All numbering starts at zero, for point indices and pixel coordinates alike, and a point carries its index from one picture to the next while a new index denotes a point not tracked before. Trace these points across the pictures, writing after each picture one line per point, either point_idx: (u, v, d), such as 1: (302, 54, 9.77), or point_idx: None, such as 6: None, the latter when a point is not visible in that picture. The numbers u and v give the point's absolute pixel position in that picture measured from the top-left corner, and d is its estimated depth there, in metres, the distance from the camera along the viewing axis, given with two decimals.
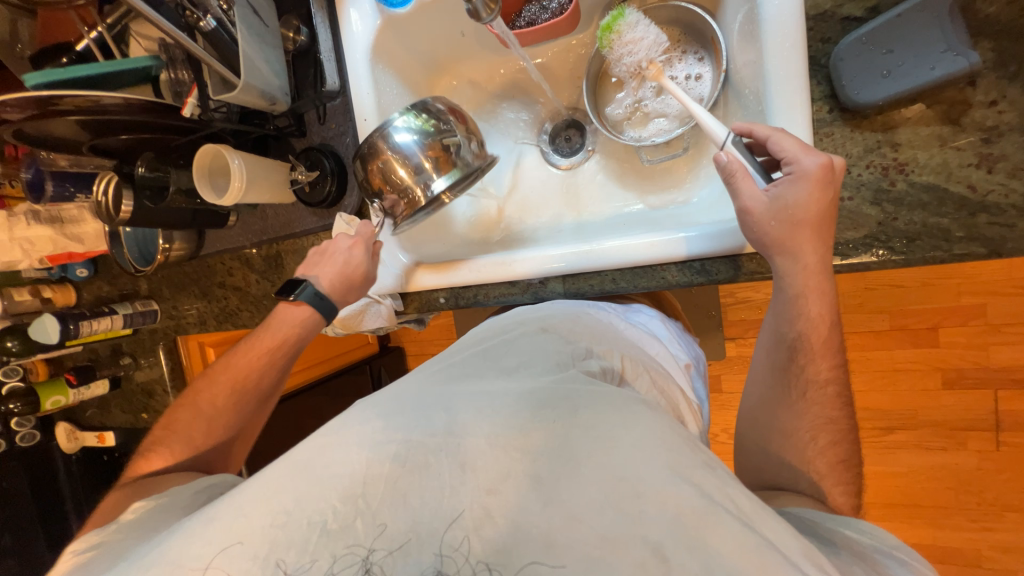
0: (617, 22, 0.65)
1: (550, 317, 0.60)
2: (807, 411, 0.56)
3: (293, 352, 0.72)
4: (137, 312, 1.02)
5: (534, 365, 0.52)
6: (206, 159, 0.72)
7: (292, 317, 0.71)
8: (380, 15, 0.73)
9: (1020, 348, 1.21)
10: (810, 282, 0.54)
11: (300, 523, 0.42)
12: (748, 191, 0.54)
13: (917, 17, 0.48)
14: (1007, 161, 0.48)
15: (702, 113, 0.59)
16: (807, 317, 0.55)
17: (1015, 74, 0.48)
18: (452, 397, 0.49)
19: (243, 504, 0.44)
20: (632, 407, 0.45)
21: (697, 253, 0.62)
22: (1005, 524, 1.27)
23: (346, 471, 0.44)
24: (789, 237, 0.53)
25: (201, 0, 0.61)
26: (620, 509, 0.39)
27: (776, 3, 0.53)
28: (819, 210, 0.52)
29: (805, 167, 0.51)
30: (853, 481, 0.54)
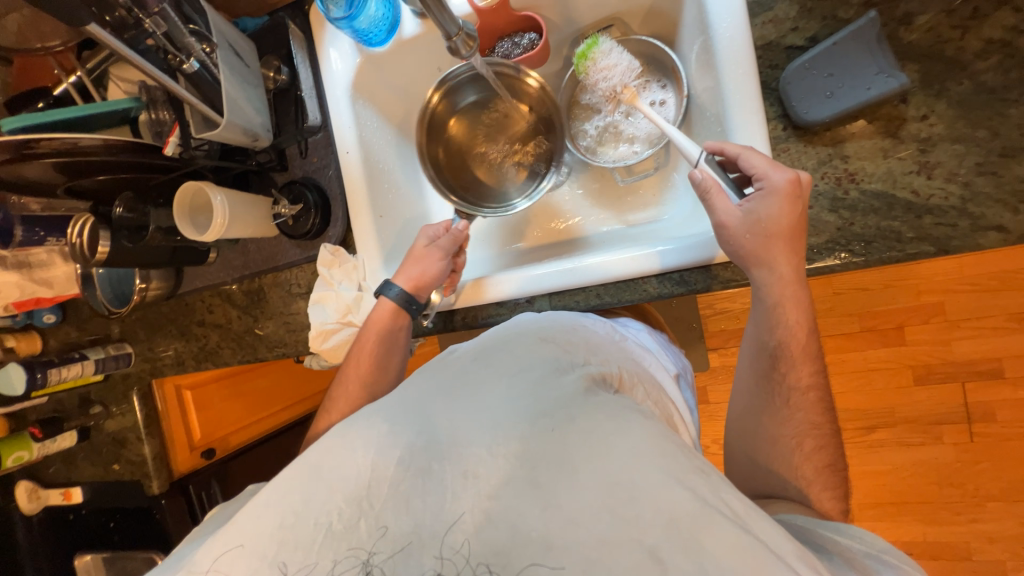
0: (593, 50, 0.71)
1: (547, 326, 0.59)
2: (792, 418, 0.59)
3: (395, 353, 0.73)
4: (110, 356, 0.98)
5: (534, 368, 0.52)
6: (187, 196, 0.73)
7: (385, 323, 0.73)
8: (359, 54, 0.76)
9: (979, 342, 1.28)
10: (787, 292, 0.56)
11: (309, 524, 0.44)
12: (723, 207, 0.57)
13: (850, 44, 0.54)
14: (942, 168, 0.53)
15: (675, 132, 0.62)
16: (785, 326, 0.57)
17: (939, 92, 0.53)
18: (452, 407, 0.49)
19: (255, 507, 0.46)
20: (629, 415, 0.46)
21: (670, 266, 0.65)
22: (988, 514, 1.31)
23: (352, 474, 0.46)
24: (763, 249, 0.55)
25: (184, 43, 0.60)
26: (617, 514, 0.40)
27: (728, 36, 0.59)
28: (792, 223, 0.54)
29: (776, 182, 0.54)
30: (842, 484, 0.57)
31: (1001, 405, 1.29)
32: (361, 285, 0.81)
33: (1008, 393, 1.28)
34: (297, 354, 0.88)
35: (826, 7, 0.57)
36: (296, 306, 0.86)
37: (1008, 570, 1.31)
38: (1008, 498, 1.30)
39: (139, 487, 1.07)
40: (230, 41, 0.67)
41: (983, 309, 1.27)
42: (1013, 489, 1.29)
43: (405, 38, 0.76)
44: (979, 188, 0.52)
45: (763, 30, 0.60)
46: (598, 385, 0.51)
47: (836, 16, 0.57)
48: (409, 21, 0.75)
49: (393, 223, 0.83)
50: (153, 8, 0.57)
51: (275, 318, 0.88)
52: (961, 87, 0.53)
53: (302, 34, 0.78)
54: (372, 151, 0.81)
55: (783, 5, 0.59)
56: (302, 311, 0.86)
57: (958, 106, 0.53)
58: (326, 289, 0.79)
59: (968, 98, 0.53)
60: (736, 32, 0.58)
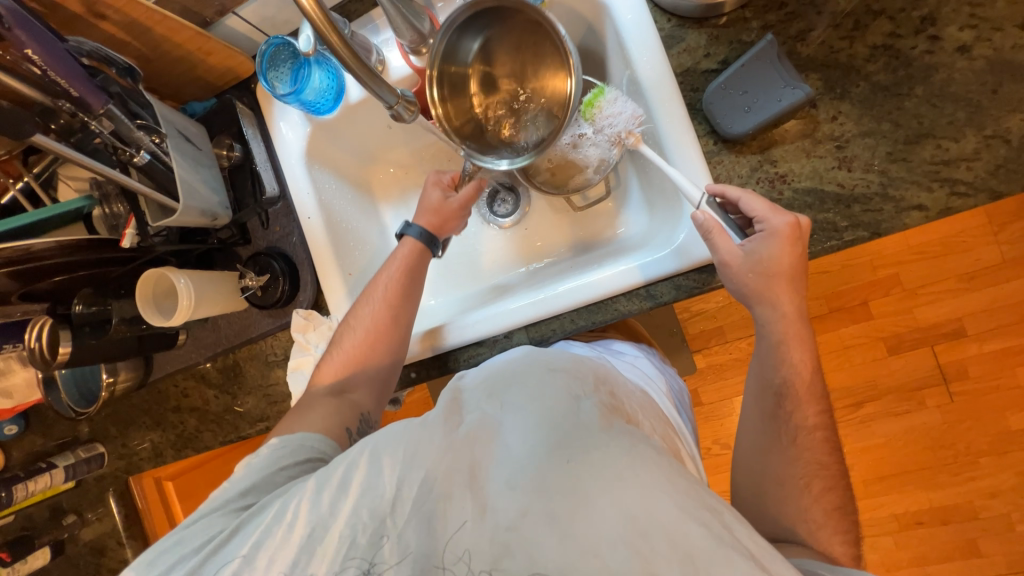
0: (598, 99, 0.66)
1: (553, 358, 0.56)
2: (800, 457, 0.61)
3: (418, 286, 0.75)
4: (81, 460, 0.93)
5: (551, 394, 0.50)
6: (149, 285, 0.71)
7: (410, 258, 0.75)
8: (309, 123, 0.79)
9: (937, 305, 1.35)
10: (790, 330, 0.60)
11: (334, 539, 0.49)
12: (725, 246, 0.59)
13: (756, 64, 0.59)
14: (859, 160, 0.59)
15: (643, 149, 0.63)
16: (791, 364, 0.60)
17: (842, 94, 0.59)
18: (471, 444, 0.48)
19: (284, 509, 0.51)
20: (640, 447, 0.45)
21: (651, 276, 0.67)
22: (983, 470, 1.35)
23: (375, 489, 0.49)
24: (766, 288, 0.58)
25: (132, 138, 0.61)
26: (633, 548, 0.40)
27: (649, 68, 0.64)
28: (792, 262, 0.58)
29: (776, 225, 0.57)
30: (851, 529, 0.59)
31: (971, 362, 1.35)
32: None
33: (974, 349, 1.35)
34: (281, 425, 0.86)
35: (731, 33, 0.63)
36: (275, 376, 0.85)
37: (1015, 523, 1.34)
38: (998, 451, 1.34)
39: None
40: (179, 128, 0.68)
41: (933, 274, 1.35)
42: (1000, 441, 1.34)
43: (353, 103, 0.78)
44: (895, 174, 0.58)
45: (680, 59, 0.65)
46: (611, 415, 0.51)
47: (741, 40, 0.63)
48: (353, 86, 0.77)
49: (363, 279, 0.84)
50: (98, 109, 0.57)
51: (254, 392, 0.86)
52: (860, 88, 0.59)
53: (251, 112, 0.80)
54: (334, 212, 0.82)
55: (693, 36, 0.65)
56: (282, 380, 0.84)
57: (860, 105, 0.58)
58: (303, 355, 0.79)
59: (868, 97, 0.58)
60: (655, 64, 0.64)
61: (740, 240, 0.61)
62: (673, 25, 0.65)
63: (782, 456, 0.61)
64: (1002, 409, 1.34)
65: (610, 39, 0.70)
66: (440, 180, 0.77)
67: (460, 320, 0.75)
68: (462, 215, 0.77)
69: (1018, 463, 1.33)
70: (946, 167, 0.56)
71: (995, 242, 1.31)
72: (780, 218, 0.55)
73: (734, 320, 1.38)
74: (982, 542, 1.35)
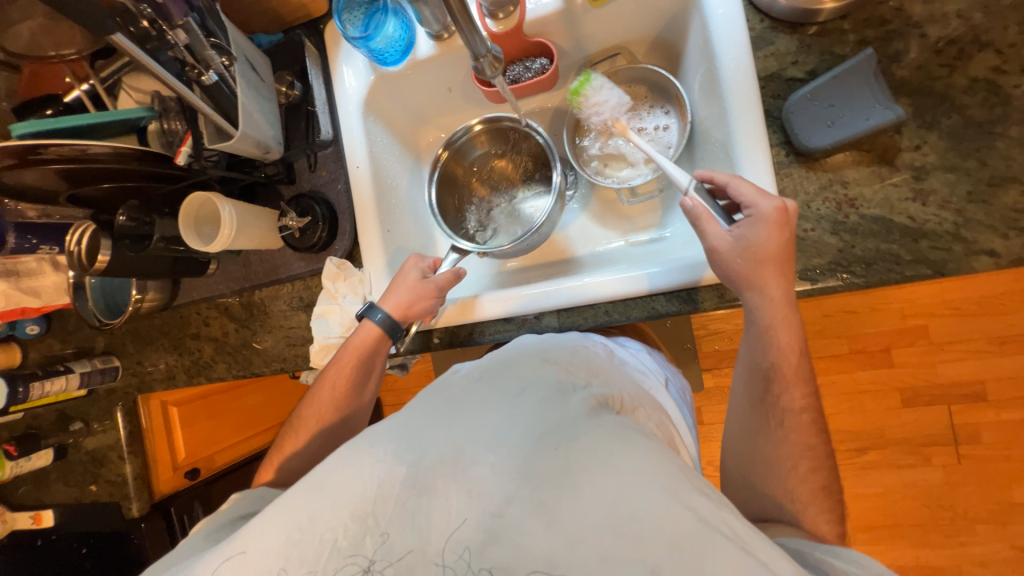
0: (585, 87, 0.72)
1: (549, 348, 0.60)
2: (786, 438, 0.59)
3: (370, 372, 0.74)
4: (96, 369, 0.95)
5: (540, 390, 0.52)
6: (194, 206, 0.72)
7: (364, 344, 0.73)
8: (372, 72, 0.77)
9: (962, 364, 1.32)
10: (778, 316, 0.58)
11: (315, 540, 0.45)
12: (713, 232, 0.59)
13: (849, 77, 0.57)
14: (936, 195, 0.56)
15: (667, 163, 0.64)
16: (778, 348, 0.59)
17: (931, 124, 0.57)
18: (456, 427, 0.49)
19: (261, 521, 0.47)
20: (629, 433, 0.46)
21: (654, 288, 0.67)
22: (978, 537, 1.32)
23: (357, 488, 0.46)
24: (752, 273, 0.57)
25: (204, 56, 0.61)
26: (620, 533, 0.40)
27: (734, 67, 0.62)
28: (781, 248, 0.56)
29: (763, 210, 0.56)
30: (836, 508, 0.58)
31: (986, 427, 1.32)
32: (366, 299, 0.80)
33: (992, 415, 1.31)
34: (295, 368, 0.86)
35: (824, 44, 0.61)
36: (296, 320, 0.85)
37: None
38: (997, 520, 1.31)
39: (116, 510, 1.01)
40: (248, 57, 0.69)
41: (965, 332, 1.31)
42: (1001, 512, 1.31)
43: (421, 59, 0.77)
44: (971, 215, 0.55)
45: (765, 63, 0.63)
46: (601, 407, 0.52)
47: (833, 52, 0.61)
48: (423, 41, 0.76)
49: (399, 238, 0.83)
50: (177, 20, 0.58)
51: (274, 332, 0.86)
52: (951, 120, 0.56)
53: (317, 52, 0.79)
54: (382, 167, 0.82)
55: (784, 40, 0.63)
56: (304, 324, 0.84)
57: (948, 138, 0.56)
58: (329, 303, 0.79)
59: (957, 131, 0.56)
60: (741, 63, 0.62)
61: (728, 227, 0.60)
62: (765, 26, 0.63)
63: (800, 483, 0.60)
64: (1010, 479, 1.31)
65: (693, 28, 0.69)
66: (420, 259, 0.76)
67: (488, 295, 0.74)
68: (436, 295, 0.73)
69: (1017, 536, 1.30)
70: None
71: None
72: (765, 202, 0.55)
73: None
74: None
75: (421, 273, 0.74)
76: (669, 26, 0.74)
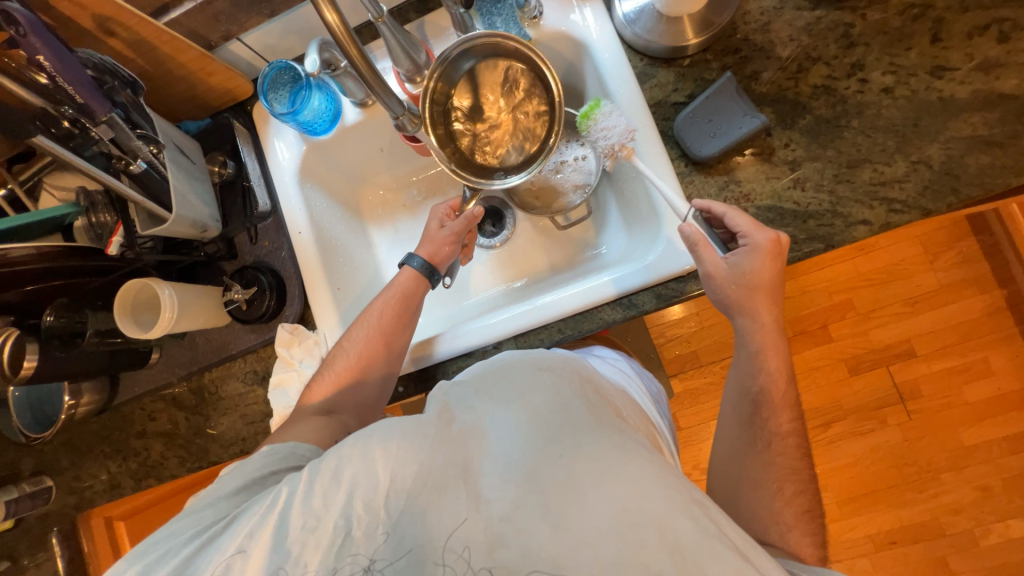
0: (594, 112, 0.70)
1: (545, 358, 0.56)
2: (773, 461, 0.64)
3: (414, 312, 0.75)
4: (25, 494, 0.85)
5: (545, 394, 0.50)
6: (129, 296, 0.69)
7: (408, 288, 0.75)
8: (304, 142, 0.81)
9: (888, 328, 1.46)
10: (769, 340, 0.64)
11: (327, 531, 0.47)
12: (709, 257, 0.63)
13: (719, 96, 0.67)
14: (811, 181, 0.66)
15: (663, 187, 0.67)
16: (768, 372, 0.65)
17: (792, 125, 0.68)
18: (464, 437, 0.48)
19: (278, 506, 0.48)
20: (629, 445, 0.47)
21: (615, 292, 0.71)
22: (945, 486, 1.41)
23: (369, 483, 0.48)
24: (745, 299, 0.63)
25: (131, 146, 0.62)
26: (626, 538, 0.41)
27: (626, 100, 0.71)
28: (770, 276, 0.62)
29: (758, 240, 0.62)
30: (818, 530, 0.62)
31: (923, 381, 1.44)
32: (324, 359, 0.79)
33: (924, 369, 1.44)
34: (257, 447, 0.82)
35: (696, 72, 0.72)
36: (253, 396, 0.82)
37: (980, 538, 1.39)
38: (956, 466, 1.41)
39: None
40: (176, 141, 0.70)
41: (882, 299, 1.46)
42: (956, 457, 1.41)
43: (348, 125, 0.82)
44: (841, 193, 0.65)
45: (652, 93, 0.73)
46: (600, 411, 0.51)
47: (704, 78, 0.72)
48: (350, 110, 0.81)
49: (350, 294, 0.84)
50: (100, 117, 0.58)
51: (230, 413, 0.82)
52: (806, 120, 0.67)
53: (247, 131, 0.82)
54: (324, 228, 0.84)
55: (663, 73, 0.73)
56: (261, 399, 0.81)
57: (808, 135, 0.67)
58: (286, 371, 0.78)
59: (814, 128, 0.67)
60: (631, 96, 0.71)
61: (723, 253, 0.65)
62: (645, 64, 0.74)
63: (761, 457, 0.64)
64: (955, 424, 1.42)
65: (588, 72, 0.79)
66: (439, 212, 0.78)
67: (451, 331, 0.76)
68: (457, 242, 0.77)
69: (976, 477, 1.40)
70: (883, 188, 0.64)
71: (932, 269, 1.44)
72: (762, 234, 0.60)
73: (707, 344, 1.44)
74: (951, 559, 1.40)
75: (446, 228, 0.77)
76: (568, 73, 0.84)
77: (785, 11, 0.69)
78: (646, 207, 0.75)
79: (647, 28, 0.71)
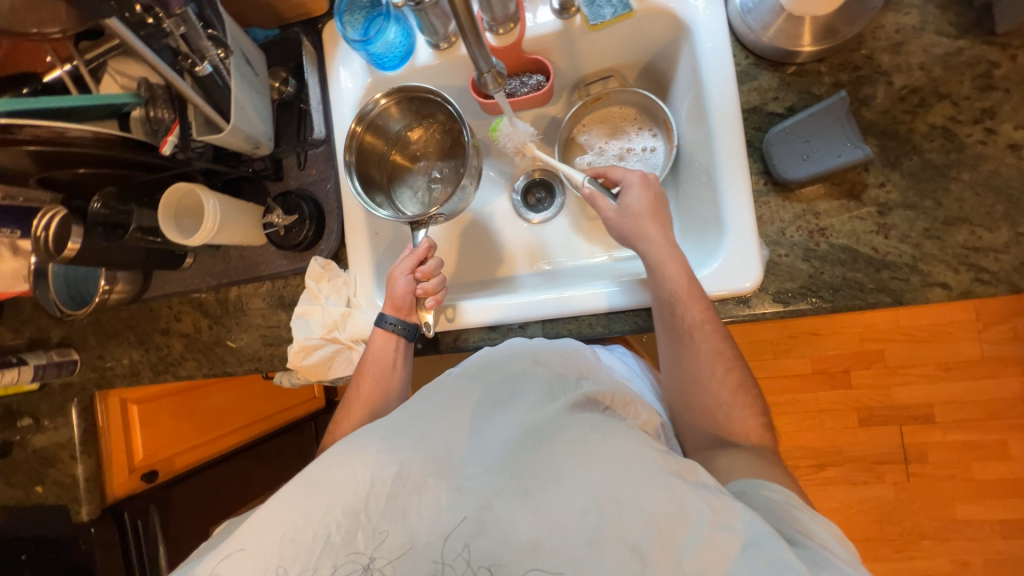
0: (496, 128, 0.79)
1: (543, 349, 0.57)
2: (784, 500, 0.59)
3: (393, 374, 0.74)
4: (52, 363, 0.89)
5: (528, 394, 0.51)
6: (174, 197, 0.70)
7: (379, 348, 0.73)
8: (370, 74, 0.78)
9: (914, 388, 1.40)
10: (663, 252, 0.65)
11: (307, 537, 0.46)
12: (606, 206, 0.69)
13: (824, 117, 0.61)
14: (897, 230, 0.61)
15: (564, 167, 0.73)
16: (669, 279, 0.63)
17: (894, 163, 0.62)
18: (442, 427, 0.50)
19: (258, 520, 0.47)
20: (608, 425, 0.47)
21: (633, 303, 0.69)
22: (924, 551, 1.40)
23: (351, 486, 0.47)
24: (635, 229, 0.67)
25: (199, 46, 0.60)
26: (602, 514, 0.41)
27: (719, 98, 0.66)
28: (652, 204, 0.67)
29: (630, 178, 0.69)
30: None
31: (933, 447, 1.40)
32: (350, 301, 0.79)
33: (938, 436, 1.40)
34: (271, 368, 0.84)
35: (802, 83, 0.66)
36: (276, 319, 0.83)
37: None
38: (940, 536, 1.40)
39: (62, 513, 0.94)
40: (243, 50, 0.68)
41: (917, 357, 1.40)
42: (944, 528, 1.39)
43: (419, 66, 0.77)
44: (927, 250, 0.60)
45: (749, 96, 0.68)
46: (587, 402, 0.51)
47: (810, 92, 0.66)
48: (423, 49, 0.77)
49: (387, 242, 0.83)
50: (175, 10, 0.55)
51: (251, 330, 0.84)
52: (912, 161, 0.61)
53: (314, 50, 0.79)
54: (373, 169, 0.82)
55: (766, 77, 0.67)
56: (283, 324, 0.82)
57: (909, 178, 0.61)
58: (311, 303, 0.77)
59: (918, 172, 0.61)
60: (726, 96, 0.65)
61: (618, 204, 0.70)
62: (750, 63, 0.68)
63: None
64: (954, 497, 1.39)
65: (684, 60, 0.73)
66: (406, 263, 0.73)
67: (478, 304, 0.74)
68: (407, 279, 0.72)
69: (957, 550, 1.39)
70: (976, 254, 0.59)
71: (979, 339, 1.37)
72: (628, 171, 0.68)
73: None
74: None
75: (411, 280, 0.73)
76: (659, 56, 0.77)
77: (924, 34, 0.62)
78: (708, 219, 0.70)
79: (763, 22, 0.64)
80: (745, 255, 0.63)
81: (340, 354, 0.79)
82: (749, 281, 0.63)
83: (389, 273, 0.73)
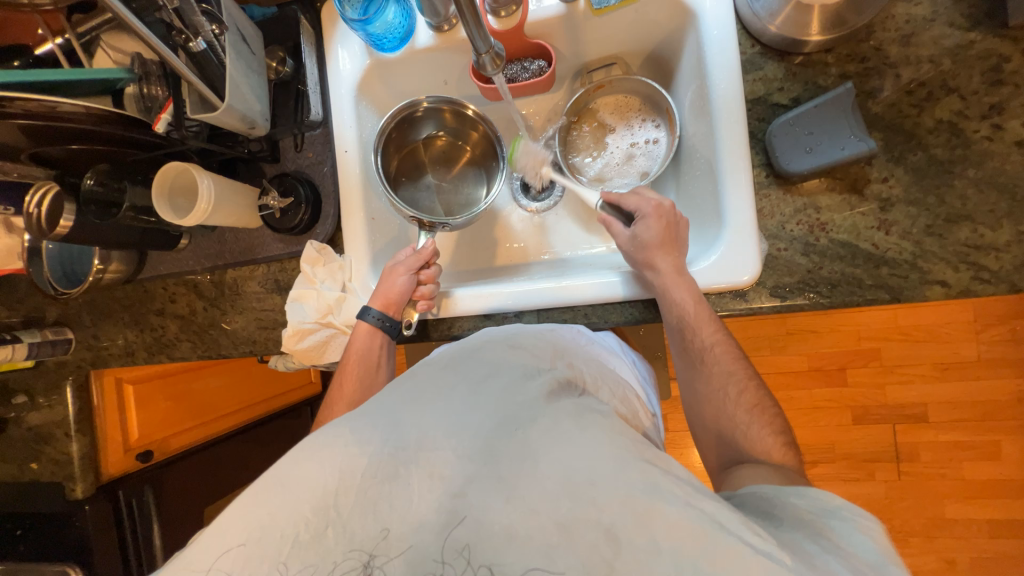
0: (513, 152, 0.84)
1: (517, 334, 0.60)
2: None
3: (370, 370, 0.72)
4: (47, 340, 0.88)
5: (502, 373, 0.53)
6: (168, 178, 0.69)
7: (364, 343, 0.73)
8: (369, 56, 0.77)
9: (910, 387, 1.40)
10: (669, 280, 0.63)
11: (274, 536, 0.43)
12: (619, 231, 0.68)
13: (829, 108, 0.60)
14: (898, 226, 0.60)
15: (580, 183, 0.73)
16: (677, 305, 0.62)
17: (898, 158, 0.61)
18: (416, 419, 0.49)
19: (223, 519, 0.45)
20: (584, 416, 0.48)
21: (628, 296, 0.69)
22: (911, 548, 1.42)
23: (319, 482, 0.45)
24: (647, 258, 0.65)
25: (193, 21, 0.58)
26: (577, 497, 0.41)
27: (723, 88, 0.65)
28: (667, 238, 0.65)
29: (649, 212, 0.66)
30: None
31: (925, 447, 1.40)
32: (345, 286, 0.79)
33: (931, 436, 1.40)
34: (265, 352, 0.84)
35: (808, 74, 0.65)
36: (271, 303, 0.82)
37: None
38: (928, 534, 1.41)
39: (58, 490, 0.95)
40: (239, 26, 0.66)
41: (914, 356, 1.39)
42: (932, 527, 1.41)
43: (418, 48, 0.76)
44: (927, 247, 0.60)
45: (753, 86, 0.66)
46: (563, 389, 0.53)
47: (816, 83, 0.65)
48: (423, 31, 0.76)
49: (383, 228, 0.83)
50: None
51: (246, 313, 0.83)
52: (916, 156, 0.60)
53: (312, 30, 0.78)
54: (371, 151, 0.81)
55: (772, 67, 0.66)
56: (278, 307, 0.82)
57: (913, 173, 0.60)
58: (307, 287, 0.76)
59: (922, 167, 0.60)
60: (730, 86, 0.64)
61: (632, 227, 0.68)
62: (755, 52, 0.67)
63: None
64: (944, 496, 1.40)
65: (688, 48, 0.71)
66: (410, 263, 0.73)
67: (472, 291, 0.74)
68: (404, 271, 0.72)
69: (944, 549, 1.41)
70: (977, 252, 0.58)
71: (976, 340, 1.36)
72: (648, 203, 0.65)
73: None
74: None
75: (414, 279, 0.73)
76: (663, 43, 0.76)
77: (935, 26, 0.61)
78: (707, 211, 0.70)
79: (770, 10, 0.61)
80: (743, 248, 0.63)
81: (335, 339, 0.79)
82: (747, 275, 0.63)
83: (392, 268, 0.73)
